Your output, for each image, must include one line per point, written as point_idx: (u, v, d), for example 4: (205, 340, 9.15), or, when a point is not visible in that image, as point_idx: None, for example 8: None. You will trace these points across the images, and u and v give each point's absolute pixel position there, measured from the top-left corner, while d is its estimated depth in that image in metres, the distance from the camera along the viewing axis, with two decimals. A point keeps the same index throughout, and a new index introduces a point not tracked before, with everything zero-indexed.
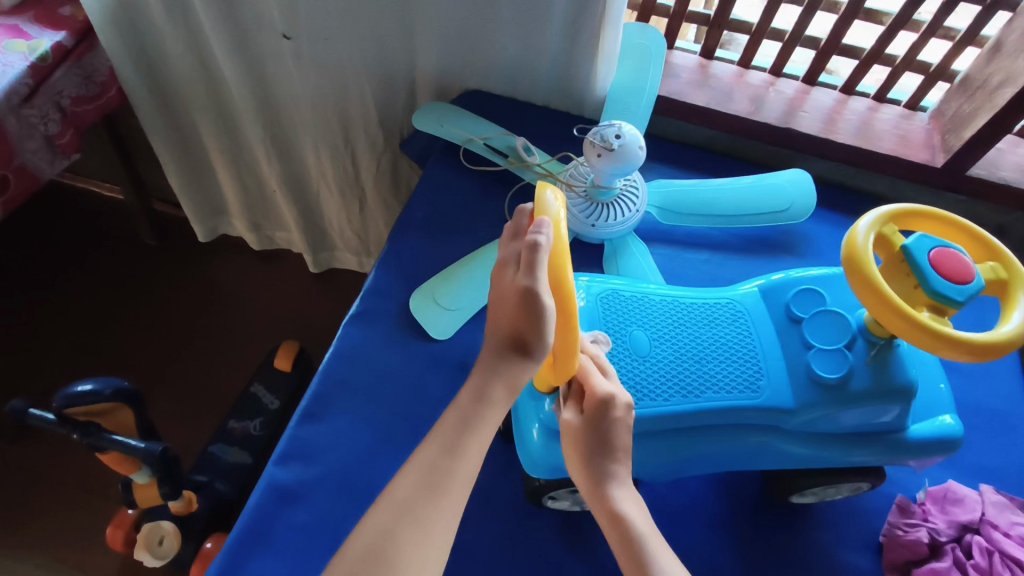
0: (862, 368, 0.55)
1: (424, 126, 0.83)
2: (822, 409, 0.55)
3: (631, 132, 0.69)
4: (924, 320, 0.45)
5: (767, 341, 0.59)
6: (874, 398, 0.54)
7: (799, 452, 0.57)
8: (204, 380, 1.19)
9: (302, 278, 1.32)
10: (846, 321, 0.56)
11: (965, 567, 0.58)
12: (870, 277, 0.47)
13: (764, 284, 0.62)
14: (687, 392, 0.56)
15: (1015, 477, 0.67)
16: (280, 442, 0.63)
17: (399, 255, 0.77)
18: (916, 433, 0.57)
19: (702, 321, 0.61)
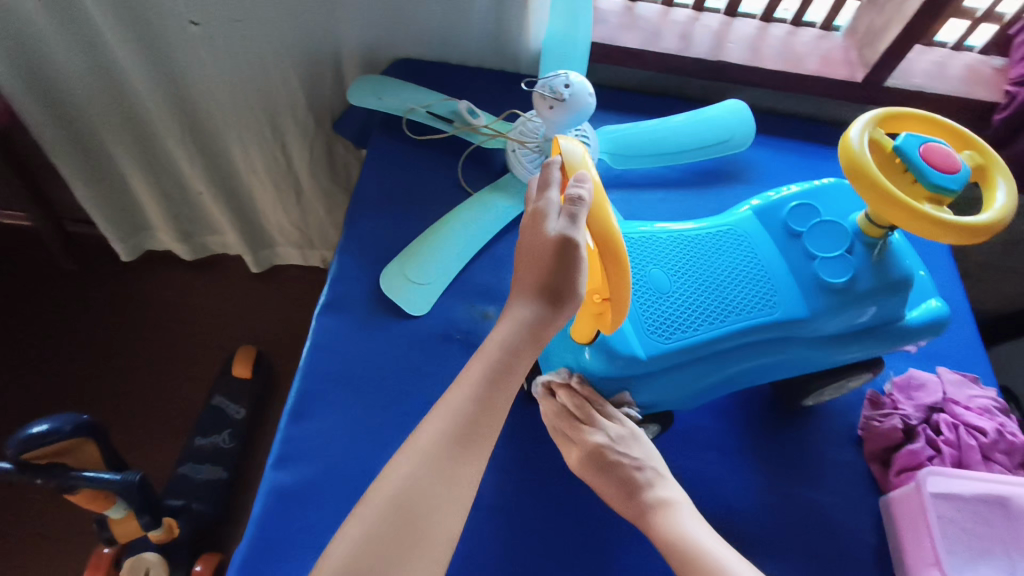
0: (865, 268, 0.58)
1: (360, 101, 0.80)
2: (835, 312, 0.58)
3: (579, 79, 0.69)
4: (929, 212, 0.49)
5: (772, 258, 0.61)
6: (878, 293, 0.58)
7: (817, 356, 0.60)
8: (161, 402, 1.13)
9: (245, 280, 1.26)
10: (844, 227, 0.59)
11: (937, 444, 0.64)
12: (875, 179, 0.50)
13: (759, 205, 0.64)
14: (711, 318, 0.58)
15: (962, 356, 0.73)
16: (273, 445, 0.60)
17: (359, 237, 0.74)
18: (915, 321, 0.61)
19: (711, 250, 0.62)
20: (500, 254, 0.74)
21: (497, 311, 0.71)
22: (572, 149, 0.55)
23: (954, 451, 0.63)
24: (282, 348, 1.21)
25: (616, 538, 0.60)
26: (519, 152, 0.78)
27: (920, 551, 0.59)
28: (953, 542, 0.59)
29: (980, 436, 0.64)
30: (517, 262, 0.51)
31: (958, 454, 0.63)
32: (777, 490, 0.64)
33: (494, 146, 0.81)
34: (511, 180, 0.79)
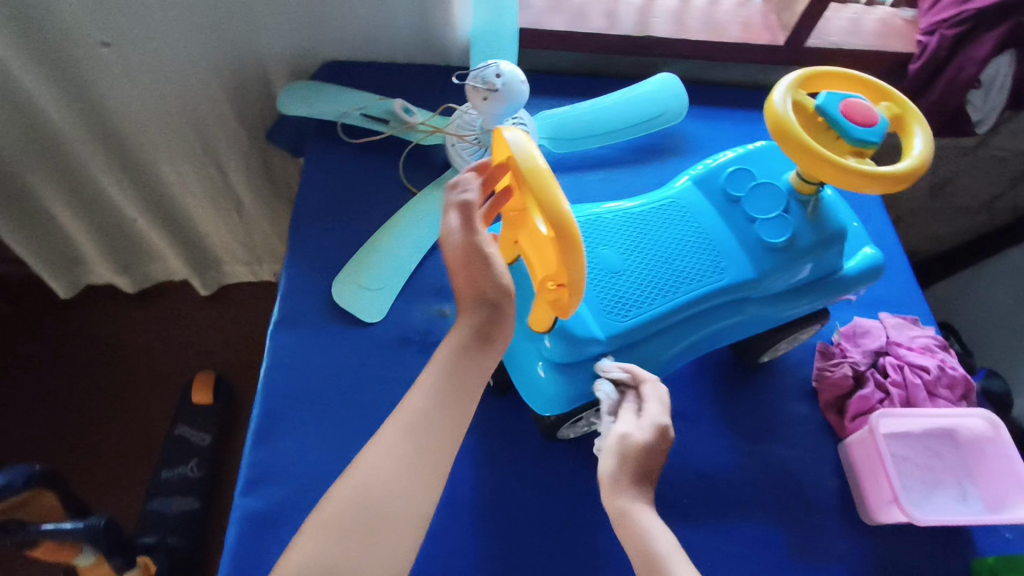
0: (802, 227, 0.60)
1: (292, 109, 0.78)
2: (780, 270, 0.60)
3: (510, 68, 0.68)
4: (851, 166, 0.51)
5: (716, 226, 0.62)
6: (817, 248, 0.61)
7: (768, 314, 0.62)
8: (120, 439, 1.09)
9: (193, 304, 1.22)
10: (778, 189, 0.61)
11: (886, 386, 0.67)
12: (799, 140, 0.51)
13: (696, 176, 0.65)
14: (667, 290, 0.59)
15: (900, 300, 0.77)
16: (240, 471, 0.59)
17: (304, 250, 0.73)
18: (852, 270, 0.64)
19: (657, 224, 0.62)
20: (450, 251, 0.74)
21: (453, 308, 0.70)
22: (515, 134, 0.48)
23: (902, 391, 0.67)
24: (241, 369, 1.18)
25: (593, 517, 0.61)
26: (458, 145, 0.78)
27: (877, 490, 0.62)
28: (909, 478, 0.63)
29: (923, 373, 0.68)
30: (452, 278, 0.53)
31: (906, 393, 0.67)
32: (741, 450, 0.66)
33: (433, 142, 0.80)
34: (453, 175, 0.78)
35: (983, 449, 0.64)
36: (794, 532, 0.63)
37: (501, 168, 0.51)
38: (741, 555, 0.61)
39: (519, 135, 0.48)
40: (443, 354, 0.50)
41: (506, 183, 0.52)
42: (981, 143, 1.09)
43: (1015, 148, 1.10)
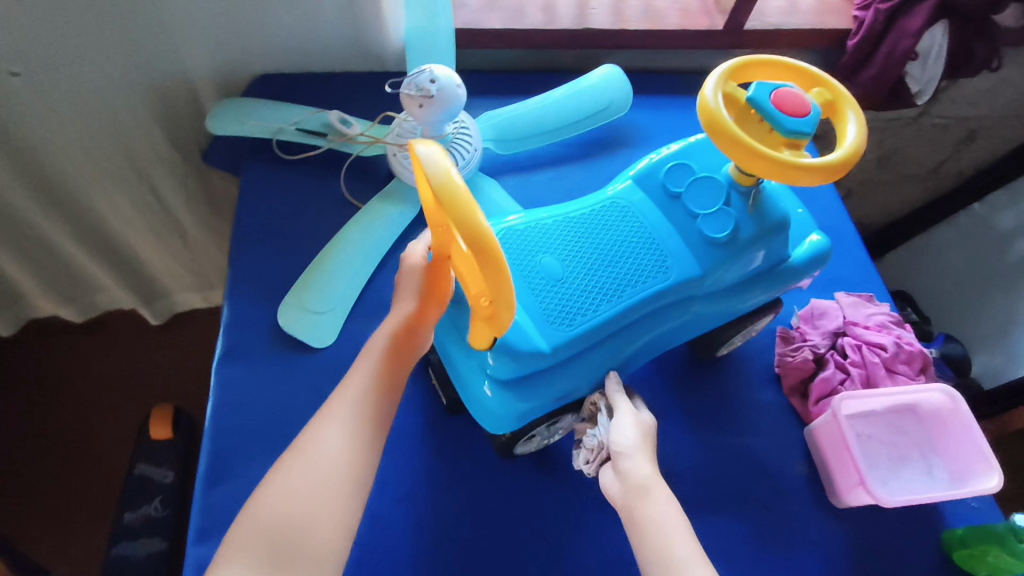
0: (744, 218, 0.60)
1: (222, 129, 0.74)
2: (723, 265, 0.60)
3: (444, 73, 0.66)
4: (785, 157, 0.50)
5: (658, 223, 0.61)
6: (760, 239, 0.60)
7: (716, 309, 0.62)
8: (77, 485, 1.04)
9: (144, 335, 1.17)
10: (718, 181, 0.60)
11: (845, 366, 0.67)
12: (732, 133, 0.50)
13: (635, 173, 0.63)
14: (612, 295, 0.58)
15: (853, 278, 0.77)
16: (192, 518, 0.57)
17: (246, 276, 0.69)
18: (797, 258, 0.64)
19: (599, 227, 0.61)
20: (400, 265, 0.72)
21: None
22: (431, 148, 0.43)
23: (862, 370, 0.67)
24: (200, 398, 1.14)
25: None
26: (400, 156, 0.74)
27: (845, 473, 0.62)
28: (874, 457, 0.63)
29: (881, 351, 0.68)
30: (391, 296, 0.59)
31: (865, 372, 0.67)
32: (708, 443, 0.66)
33: (375, 153, 0.77)
34: (398, 186, 0.75)
35: (945, 421, 0.64)
36: (766, 521, 0.63)
37: (423, 183, 0.47)
38: (714, 551, 0.61)
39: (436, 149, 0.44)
40: (376, 348, 0.54)
41: (430, 199, 0.48)
42: (922, 113, 1.10)
43: (955, 115, 1.12)
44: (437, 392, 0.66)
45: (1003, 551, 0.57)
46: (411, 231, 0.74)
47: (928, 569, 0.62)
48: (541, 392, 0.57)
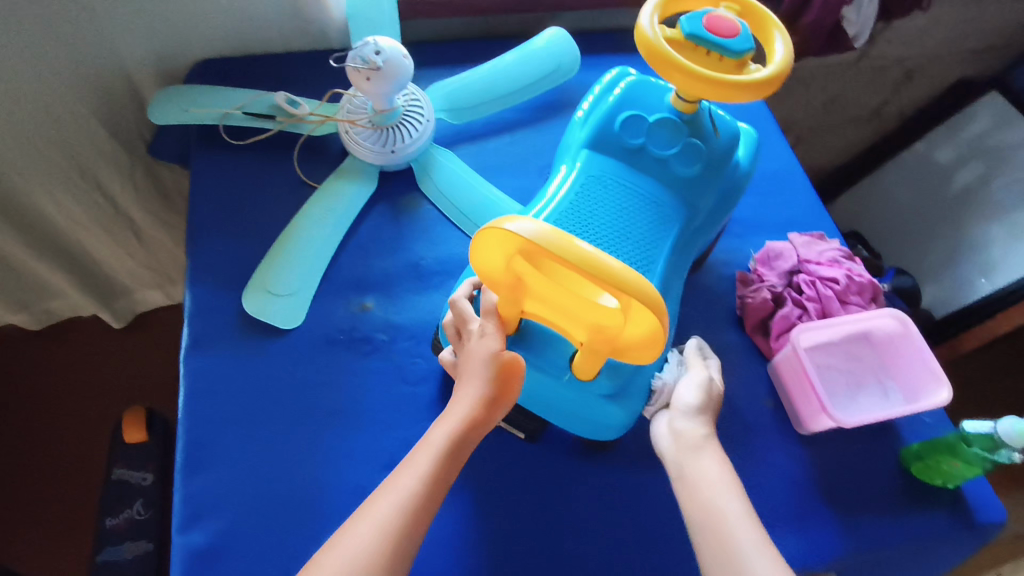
0: (703, 143, 0.62)
1: (165, 118, 0.73)
2: (710, 185, 0.63)
3: (389, 43, 0.65)
4: (719, 75, 0.52)
5: (642, 183, 0.61)
6: (728, 149, 0.63)
7: (711, 229, 0.65)
8: (53, 496, 1.02)
9: (106, 338, 1.14)
10: (670, 119, 0.62)
11: (802, 302, 0.70)
12: (670, 58, 0.52)
13: (589, 141, 0.62)
14: (650, 258, 0.58)
15: (806, 218, 0.80)
16: (175, 507, 0.57)
17: (206, 264, 0.69)
18: (746, 159, 0.67)
19: (597, 207, 0.59)
20: (364, 242, 0.72)
21: (375, 300, 0.69)
22: (524, 224, 0.41)
23: (817, 305, 0.70)
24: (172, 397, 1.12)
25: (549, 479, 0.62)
26: (352, 132, 0.74)
27: (806, 401, 0.66)
28: (834, 386, 0.66)
29: (834, 284, 0.71)
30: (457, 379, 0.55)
31: (821, 306, 0.70)
32: None
33: (325, 132, 0.76)
34: (353, 163, 0.74)
35: (896, 344, 0.68)
36: (738, 454, 0.66)
37: (499, 258, 0.44)
38: None
39: (528, 222, 0.42)
40: (434, 444, 0.49)
41: (508, 265, 0.45)
42: (862, 55, 1.13)
43: (893, 56, 1.15)
44: (510, 429, 0.63)
45: (955, 458, 0.61)
46: (371, 207, 0.74)
47: (888, 484, 0.65)
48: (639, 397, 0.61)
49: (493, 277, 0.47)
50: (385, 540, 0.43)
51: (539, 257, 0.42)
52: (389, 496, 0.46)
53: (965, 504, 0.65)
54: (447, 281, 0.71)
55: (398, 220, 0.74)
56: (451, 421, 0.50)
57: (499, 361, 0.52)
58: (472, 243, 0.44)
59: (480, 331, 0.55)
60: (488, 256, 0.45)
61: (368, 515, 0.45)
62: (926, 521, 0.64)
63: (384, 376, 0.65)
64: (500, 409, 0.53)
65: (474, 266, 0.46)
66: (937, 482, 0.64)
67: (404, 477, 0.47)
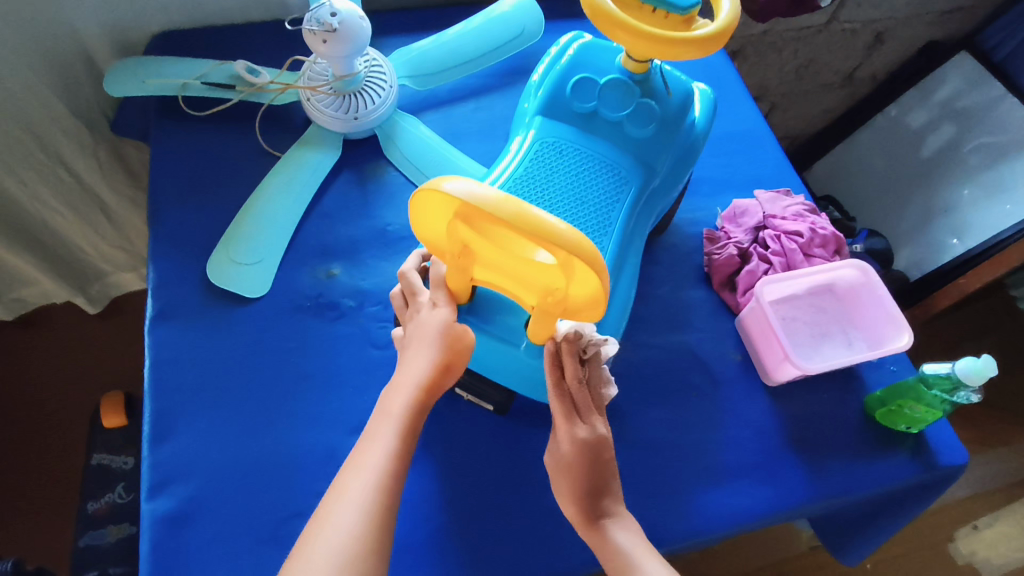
0: (656, 104, 0.59)
1: (122, 90, 0.71)
2: (668, 146, 0.60)
3: (345, 5, 0.64)
4: (665, 33, 0.51)
5: (596, 147, 0.59)
6: (684, 108, 0.61)
7: (673, 192, 0.63)
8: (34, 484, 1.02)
9: (83, 326, 1.13)
10: (622, 79, 0.59)
11: (768, 258, 0.71)
12: (615, 16, 0.51)
13: (541, 108, 0.60)
14: (608, 222, 0.56)
15: (771, 177, 0.80)
16: (144, 475, 0.57)
17: (168, 236, 0.68)
18: (702, 118, 0.63)
19: (550, 175, 0.57)
20: (329, 209, 0.72)
21: (341, 267, 0.69)
22: (463, 183, 0.37)
23: (782, 259, 0.70)
24: None
25: (520, 439, 0.62)
26: (314, 99, 0.73)
27: (771, 351, 0.66)
28: (798, 336, 0.67)
29: (798, 238, 0.71)
30: (405, 350, 0.55)
31: (785, 260, 0.70)
32: (644, 343, 0.69)
33: (287, 101, 0.75)
34: (316, 132, 0.74)
35: (859, 295, 0.69)
36: (706, 407, 0.66)
37: (440, 223, 0.40)
38: (662, 439, 0.64)
39: (466, 182, 0.37)
40: (394, 418, 0.51)
41: (448, 232, 0.41)
42: (832, 18, 1.13)
43: (863, 19, 1.15)
44: (479, 403, 0.62)
45: (917, 402, 0.62)
46: (336, 174, 0.74)
47: (854, 430, 0.66)
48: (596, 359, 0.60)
49: (439, 244, 0.43)
50: (369, 517, 0.46)
51: (479, 219, 0.38)
52: (362, 473, 0.48)
53: (928, 448, 0.66)
54: (413, 246, 0.71)
55: (364, 187, 0.74)
56: (405, 393, 0.52)
57: (449, 334, 0.54)
58: (411, 208, 0.40)
59: (431, 303, 0.56)
60: (429, 222, 0.41)
61: (346, 495, 0.47)
62: (890, 465, 0.65)
63: (351, 341, 0.65)
64: (451, 377, 0.55)
65: (416, 232, 0.43)
66: (900, 427, 0.66)
67: (373, 453, 0.49)
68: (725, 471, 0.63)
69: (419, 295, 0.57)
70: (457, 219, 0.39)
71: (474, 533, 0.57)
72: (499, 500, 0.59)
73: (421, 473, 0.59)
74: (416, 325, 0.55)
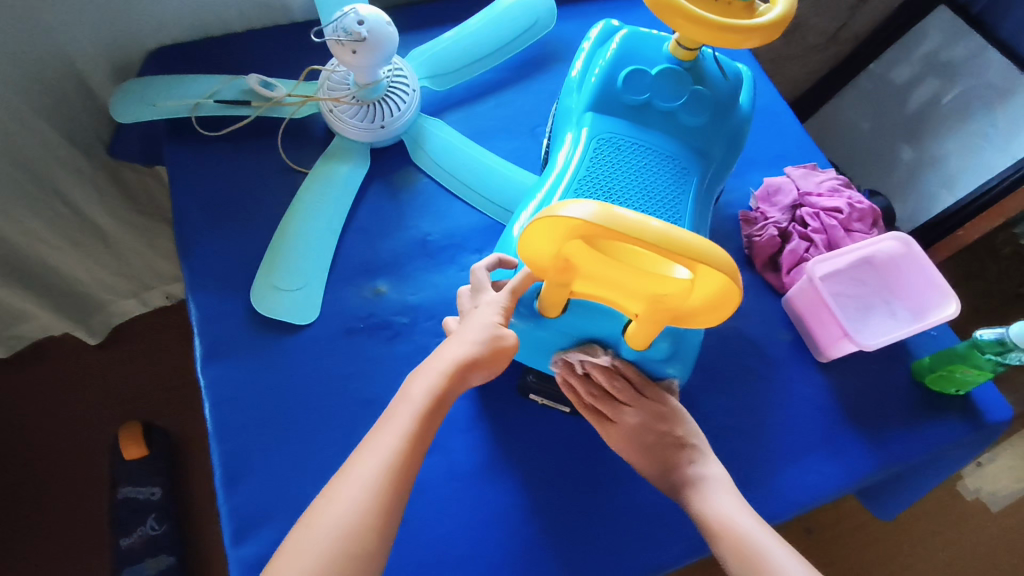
0: (708, 90, 0.59)
1: (131, 116, 0.67)
2: (722, 131, 0.60)
3: (371, 11, 0.61)
4: (726, 22, 0.50)
5: (653, 139, 0.58)
6: (734, 92, 0.61)
7: (726, 176, 0.63)
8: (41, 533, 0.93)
9: (74, 353, 1.03)
10: (673, 69, 0.58)
11: (809, 235, 0.72)
12: (678, 5, 0.50)
13: (593, 103, 0.59)
14: (677, 215, 0.56)
15: (796, 151, 0.81)
16: (223, 521, 0.55)
17: (204, 267, 0.65)
18: (748, 100, 0.63)
19: (613, 175, 0.56)
20: (365, 224, 0.69)
21: (388, 284, 0.67)
22: (583, 207, 0.40)
23: (824, 235, 0.71)
24: (159, 408, 1.01)
25: (593, 442, 0.62)
26: (337, 110, 0.70)
27: (826, 330, 0.68)
28: (848, 309, 0.69)
29: (837, 214, 0.72)
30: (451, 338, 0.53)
31: (827, 237, 0.71)
32: None
33: (307, 113, 0.72)
34: (341, 143, 0.71)
35: (899, 265, 0.70)
36: (764, 389, 0.68)
37: (553, 244, 0.43)
38: (727, 425, 0.65)
39: (586, 205, 0.40)
40: (414, 400, 0.48)
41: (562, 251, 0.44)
42: None
43: None
44: (554, 405, 0.63)
45: (968, 366, 0.64)
46: (367, 186, 0.71)
47: (905, 397, 0.69)
48: (686, 364, 0.59)
49: (542, 263, 0.46)
50: (372, 498, 0.44)
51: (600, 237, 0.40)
52: (369, 456, 0.46)
53: (975, 408, 0.68)
54: (457, 255, 0.69)
55: (397, 197, 0.71)
56: (430, 376, 0.49)
57: (494, 338, 0.50)
58: (522, 233, 0.43)
59: (489, 300, 0.53)
60: (539, 244, 0.44)
61: (351, 475, 0.45)
62: (943, 427, 0.67)
63: (411, 359, 0.64)
64: (480, 373, 0.51)
65: (523, 253, 0.45)
66: (950, 390, 0.68)
67: (385, 435, 0.47)
68: (791, 450, 0.65)
69: (484, 292, 0.55)
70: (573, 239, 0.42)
71: (563, 538, 0.58)
72: (582, 503, 0.59)
73: (504, 487, 0.59)
74: (469, 318, 0.53)
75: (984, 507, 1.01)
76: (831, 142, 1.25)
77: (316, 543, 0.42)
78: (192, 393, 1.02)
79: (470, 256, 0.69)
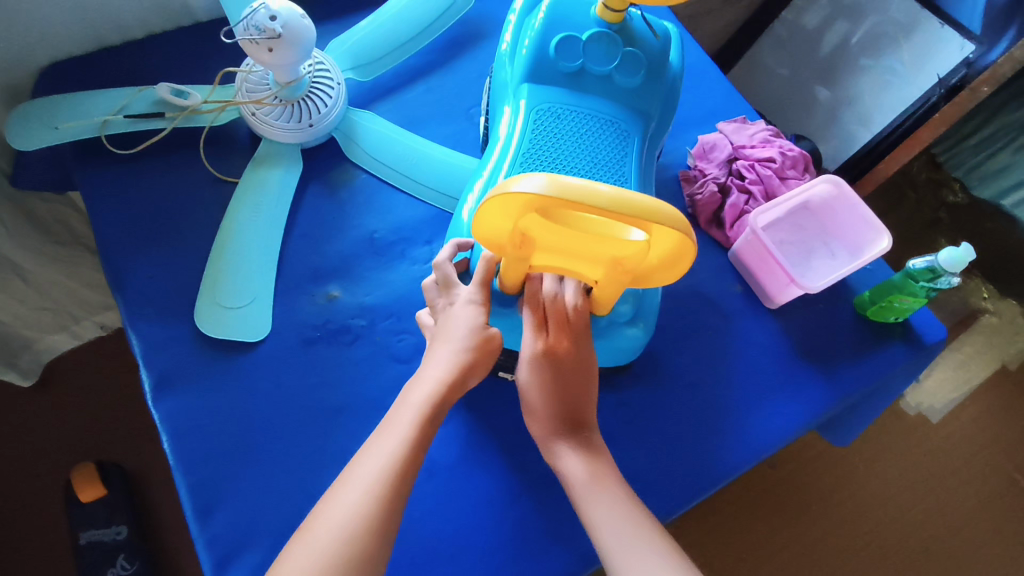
0: (640, 50, 0.59)
1: (31, 142, 0.62)
2: (658, 89, 0.61)
3: (283, 6, 0.58)
4: None
5: (591, 104, 0.58)
6: (666, 49, 0.61)
7: (662, 133, 0.64)
8: None
9: (8, 402, 0.96)
10: (603, 32, 0.58)
11: (746, 187, 0.73)
12: None
13: (527, 75, 0.58)
14: (623, 177, 0.57)
15: (725, 106, 0.82)
16: (201, 556, 0.53)
17: (140, 294, 0.62)
18: (678, 58, 0.64)
19: (555, 146, 0.56)
20: (308, 229, 0.67)
21: (340, 288, 0.65)
22: (534, 180, 0.40)
23: (760, 186, 0.73)
24: (109, 446, 0.95)
25: None
26: (259, 113, 0.66)
27: (774, 278, 0.70)
28: (791, 253, 0.71)
29: (771, 164, 0.74)
30: (434, 342, 0.52)
31: (764, 187, 0.73)
32: None
33: (228, 119, 0.68)
34: (269, 148, 0.68)
35: (833, 207, 0.73)
36: (721, 341, 0.70)
37: (507, 217, 0.43)
38: (690, 382, 0.67)
39: (534, 177, 0.40)
40: (413, 405, 0.48)
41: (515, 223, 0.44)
42: None
43: None
44: None
45: (905, 295, 0.67)
46: (304, 188, 0.69)
47: (851, 331, 0.72)
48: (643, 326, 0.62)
49: (498, 239, 0.46)
50: (376, 500, 0.43)
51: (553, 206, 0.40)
52: (369, 461, 0.45)
53: (914, 332, 0.73)
54: (406, 249, 0.68)
55: (337, 197, 0.69)
56: (427, 384, 0.49)
57: (482, 341, 0.51)
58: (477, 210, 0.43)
59: (465, 297, 0.53)
60: (493, 219, 0.44)
61: (352, 480, 0.44)
62: (888, 355, 0.71)
63: (374, 360, 0.62)
64: (475, 375, 0.52)
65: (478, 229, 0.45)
66: (890, 318, 0.72)
67: (386, 439, 0.46)
68: (754, 396, 0.67)
69: (454, 287, 0.54)
70: (527, 212, 0.42)
71: (553, 515, 0.58)
72: None
73: (486, 475, 0.59)
74: (447, 317, 0.53)
75: (925, 420, 1.08)
76: (755, 90, 1.27)
77: (318, 550, 0.40)
78: (143, 426, 0.97)
79: (421, 249, 0.68)
